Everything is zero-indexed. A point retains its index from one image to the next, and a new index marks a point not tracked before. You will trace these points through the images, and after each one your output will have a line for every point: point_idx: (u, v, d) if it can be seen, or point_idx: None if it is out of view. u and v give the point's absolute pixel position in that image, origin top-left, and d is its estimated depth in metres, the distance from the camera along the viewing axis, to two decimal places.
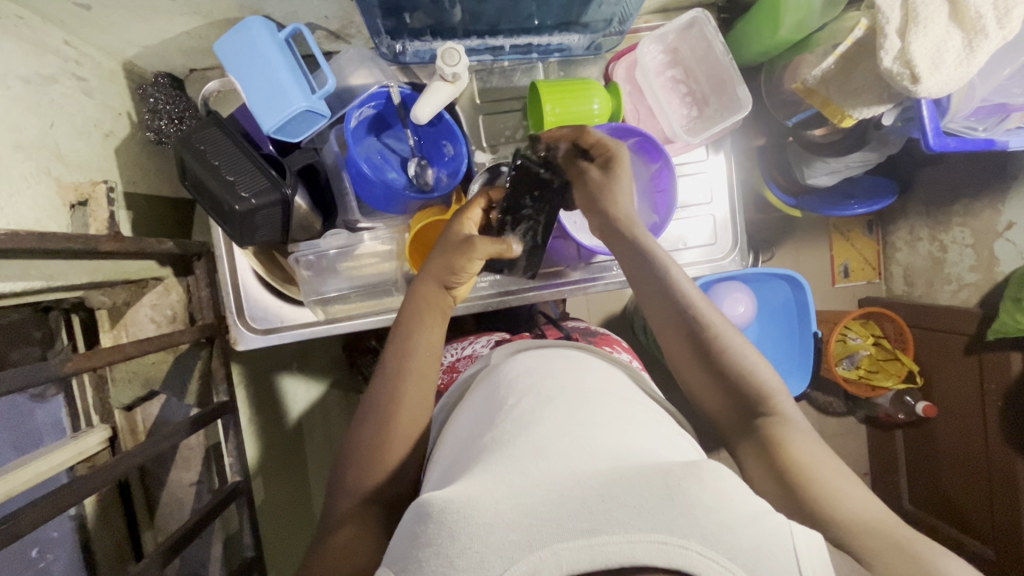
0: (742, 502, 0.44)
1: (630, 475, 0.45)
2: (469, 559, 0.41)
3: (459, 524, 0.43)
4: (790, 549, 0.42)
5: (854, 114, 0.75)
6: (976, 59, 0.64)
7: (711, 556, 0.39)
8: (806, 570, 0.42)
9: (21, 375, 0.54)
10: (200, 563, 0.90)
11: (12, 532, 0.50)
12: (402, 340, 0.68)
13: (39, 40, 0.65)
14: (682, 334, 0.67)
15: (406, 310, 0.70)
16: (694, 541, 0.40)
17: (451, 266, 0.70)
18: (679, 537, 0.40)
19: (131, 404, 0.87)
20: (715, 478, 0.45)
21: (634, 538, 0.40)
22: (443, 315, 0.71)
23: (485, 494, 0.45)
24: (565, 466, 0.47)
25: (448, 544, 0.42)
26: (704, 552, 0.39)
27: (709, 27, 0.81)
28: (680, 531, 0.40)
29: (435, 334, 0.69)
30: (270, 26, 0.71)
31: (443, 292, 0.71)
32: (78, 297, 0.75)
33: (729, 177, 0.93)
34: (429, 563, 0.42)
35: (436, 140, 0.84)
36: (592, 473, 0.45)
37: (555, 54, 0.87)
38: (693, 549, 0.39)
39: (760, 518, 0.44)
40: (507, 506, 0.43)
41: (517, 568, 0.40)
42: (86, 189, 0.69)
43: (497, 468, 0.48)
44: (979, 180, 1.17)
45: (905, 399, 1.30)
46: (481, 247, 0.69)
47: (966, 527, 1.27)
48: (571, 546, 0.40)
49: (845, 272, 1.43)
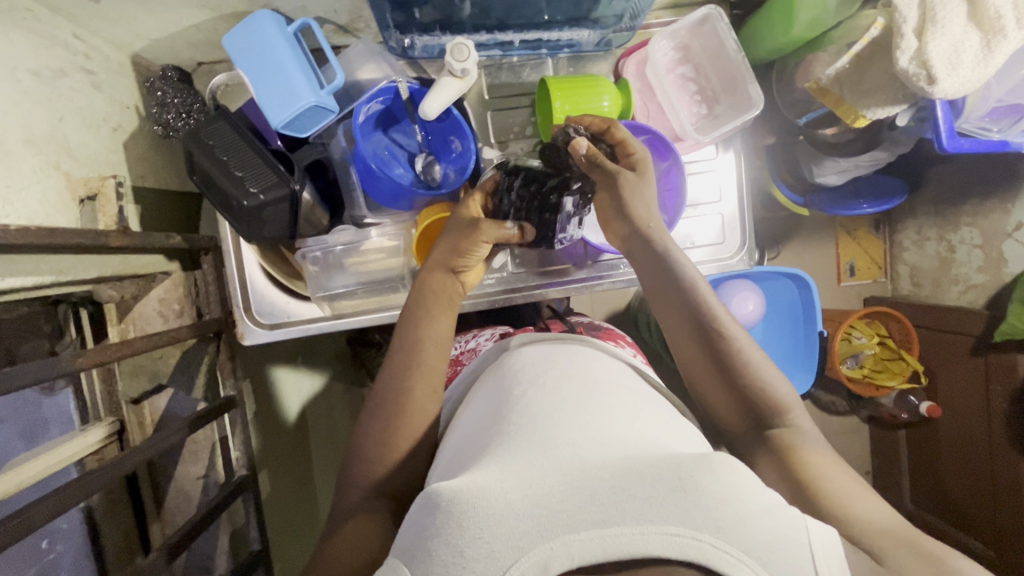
0: (755, 497, 0.44)
1: (640, 466, 0.45)
2: (479, 550, 0.41)
3: (468, 514, 0.43)
4: (804, 543, 0.42)
5: (868, 114, 0.74)
6: (994, 60, 0.63)
7: (725, 549, 0.39)
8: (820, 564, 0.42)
9: (32, 371, 0.54)
10: (207, 557, 0.91)
11: (23, 527, 0.51)
12: (411, 334, 0.68)
13: (48, 33, 0.65)
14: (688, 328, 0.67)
15: (415, 299, 0.70)
16: (706, 533, 0.40)
17: (456, 251, 0.71)
18: (692, 530, 0.40)
19: (139, 398, 0.86)
20: (727, 471, 0.45)
21: (646, 530, 0.40)
22: (451, 303, 0.71)
23: (494, 485, 0.44)
24: (574, 455, 0.47)
25: (459, 534, 0.42)
26: (717, 545, 0.40)
27: (721, 25, 0.80)
28: (692, 523, 0.40)
29: (445, 324, 0.69)
30: (279, 20, 0.70)
31: (450, 278, 0.71)
32: (86, 290, 0.75)
33: (737, 176, 0.93)
34: (439, 554, 0.42)
35: (444, 135, 0.84)
36: (602, 464, 0.45)
37: (566, 50, 0.87)
38: (706, 541, 0.40)
39: (771, 511, 0.44)
40: (517, 497, 0.43)
41: (527, 559, 0.40)
42: (95, 184, 0.68)
43: (505, 458, 0.48)
44: (989, 180, 1.16)
45: (908, 398, 1.29)
46: (487, 230, 0.69)
47: (967, 526, 1.27)
48: (583, 538, 0.40)
49: (852, 270, 1.43)
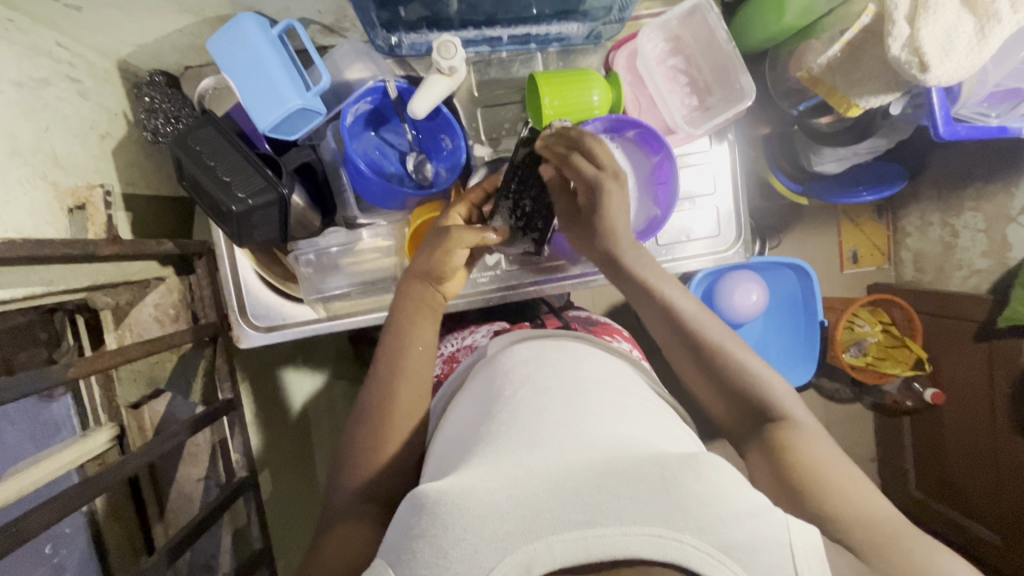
0: (739, 497, 0.44)
1: (625, 465, 0.45)
2: (462, 551, 0.41)
3: (452, 515, 0.43)
4: (786, 544, 0.42)
5: (861, 103, 0.73)
6: (988, 46, 0.62)
7: (706, 550, 0.39)
8: (802, 565, 0.42)
9: (24, 382, 0.54)
10: (210, 556, 0.92)
11: (19, 536, 0.51)
12: (392, 341, 0.69)
13: (31, 43, 0.65)
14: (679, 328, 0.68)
15: (395, 309, 0.71)
16: (688, 533, 0.40)
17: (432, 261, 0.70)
18: (674, 530, 0.40)
19: (138, 402, 0.88)
20: (711, 471, 0.45)
21: (629, 530, 0.40)
22: (423, 315, 0.71)
23: (478, 485, 0.44)
24: (559, 456, 0.47)
25: (443, 535, 0.42)
26: (698, 546, 0.40)
27: (711, 14, 0.79)
28: (675, 524, 0.40)
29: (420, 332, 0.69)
30: (262, 22, 0.69)
31: (427, 288, 0.71)
32: (81, 298, 0.76)
33: (732, 167, 0.92)
34: (422, 555, 0.42)
35: (434, 133, 0.83)
36: (586, 463, 0.45)
37: (554, 45, 0.85)
38: (688, 542, 0.40)
39: (755, 512, 0.43)
40: (502, 497, 0.43)
41: (510, 561, 0.40)
42: (83, 194, 0.68)
43: (492, 459, 0.48)
44: (992, 164, 1.14)
45: (913, 385, 1.30)
46: (461, 238, 0.70)
47: (971, 512, 1.27)
48: (567, 538, 0.40)
49: (854, 257, 1.41)
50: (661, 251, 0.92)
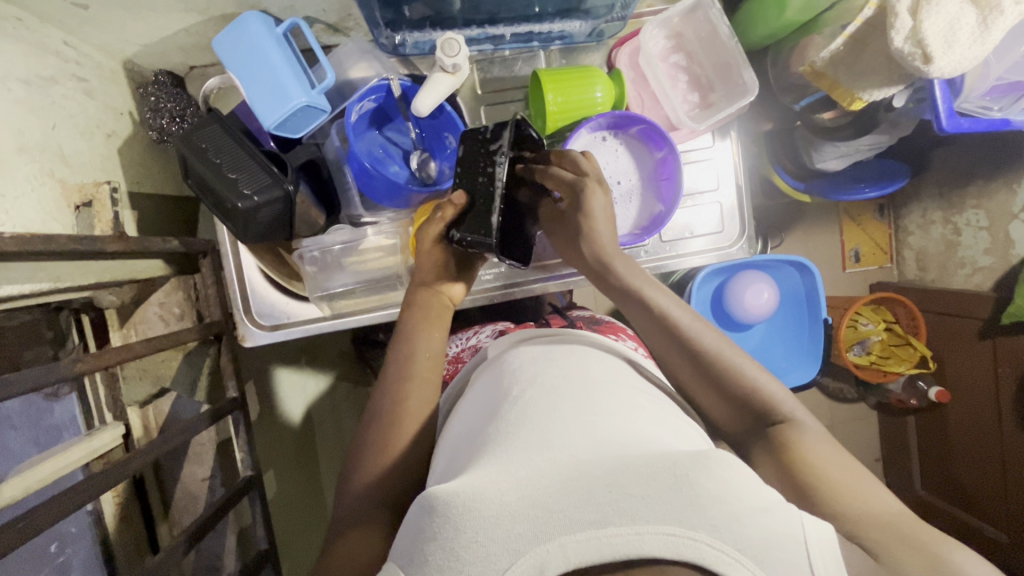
0: (753, 495, 0.43)
1: (636, 464, 0.44)
2: (474, 553, 0.41)
3: (463, 517, 0.42)
4: (801, 542, 0.42)
5: (864, 96, 0.73)
6: (992, 37, 0.62)
7: (721, 548, 0.39)
8: (817, 561, 0.41)
9: (32, 378, 0.54)
10: (215, 557, 0.92)
11: (28, 530, 0.51)
12: (403, 349, 0.69)
13: (38, 41, 0.65)
14: (673, 332, 0.68)
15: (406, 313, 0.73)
16: (702, 532, 0.39)
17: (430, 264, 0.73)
18: (688, 529, 0.40)
19: (144, 401, 0.90)
20: (724, 469, 0.44)
21: (642, 530, 0.39)
22: (440, 316, 0.72)
23: (489, 485, 0.44)
24: (570, 455, 0.46)
25: (455, 537, 0.42)
26: (713, 545, 0.39)
27: (713, 11, 0.79)
28: (689, 522, 0.40)
29: (435, 337, 0.70)
30: (268, 21, 0.70)
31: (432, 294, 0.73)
32: (87, 296, 0.77)
33: (735, 162, 0.92)
34: (436, 557, 0.42)
35: (438, 132, 0.83)
36: (598, 463, 0.45)
37: (557, 41, 0.86)
38: (703, 541, 0.39)
39: (770, 510, 0.43)
40: (514, 498, 0.43)
41: (523, 561, 0.39)
42: (90, 191, 0.69)
43: (501, 459, 0.47)
44: (993, 162, 1.14)
45: (917, 383, 1.28)
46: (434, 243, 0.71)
47: (977, 511, 1.26)
48: (578, 539, 0.39)
49: (856, 256, 1.41)
50: (664, 248, 0.92)
